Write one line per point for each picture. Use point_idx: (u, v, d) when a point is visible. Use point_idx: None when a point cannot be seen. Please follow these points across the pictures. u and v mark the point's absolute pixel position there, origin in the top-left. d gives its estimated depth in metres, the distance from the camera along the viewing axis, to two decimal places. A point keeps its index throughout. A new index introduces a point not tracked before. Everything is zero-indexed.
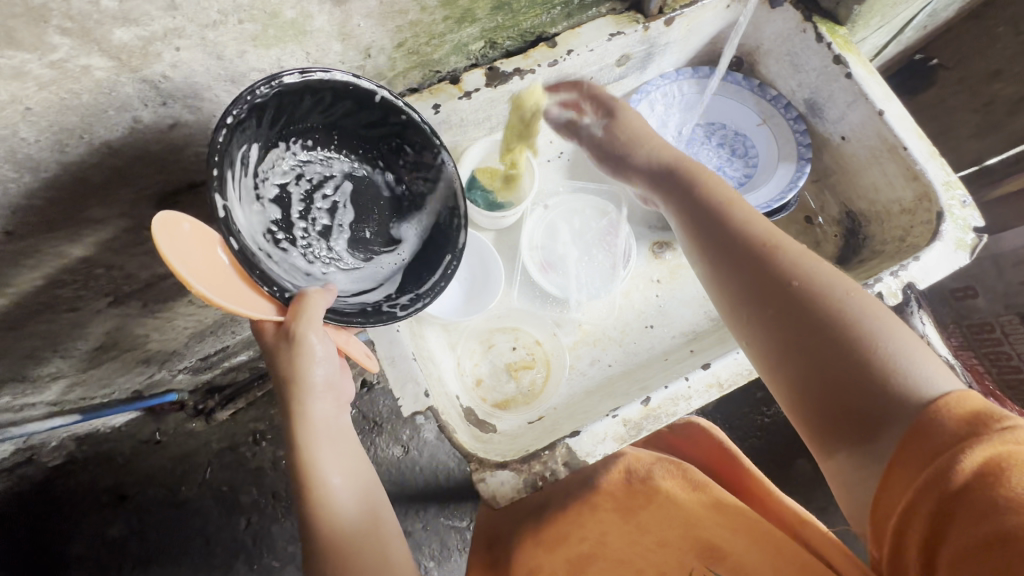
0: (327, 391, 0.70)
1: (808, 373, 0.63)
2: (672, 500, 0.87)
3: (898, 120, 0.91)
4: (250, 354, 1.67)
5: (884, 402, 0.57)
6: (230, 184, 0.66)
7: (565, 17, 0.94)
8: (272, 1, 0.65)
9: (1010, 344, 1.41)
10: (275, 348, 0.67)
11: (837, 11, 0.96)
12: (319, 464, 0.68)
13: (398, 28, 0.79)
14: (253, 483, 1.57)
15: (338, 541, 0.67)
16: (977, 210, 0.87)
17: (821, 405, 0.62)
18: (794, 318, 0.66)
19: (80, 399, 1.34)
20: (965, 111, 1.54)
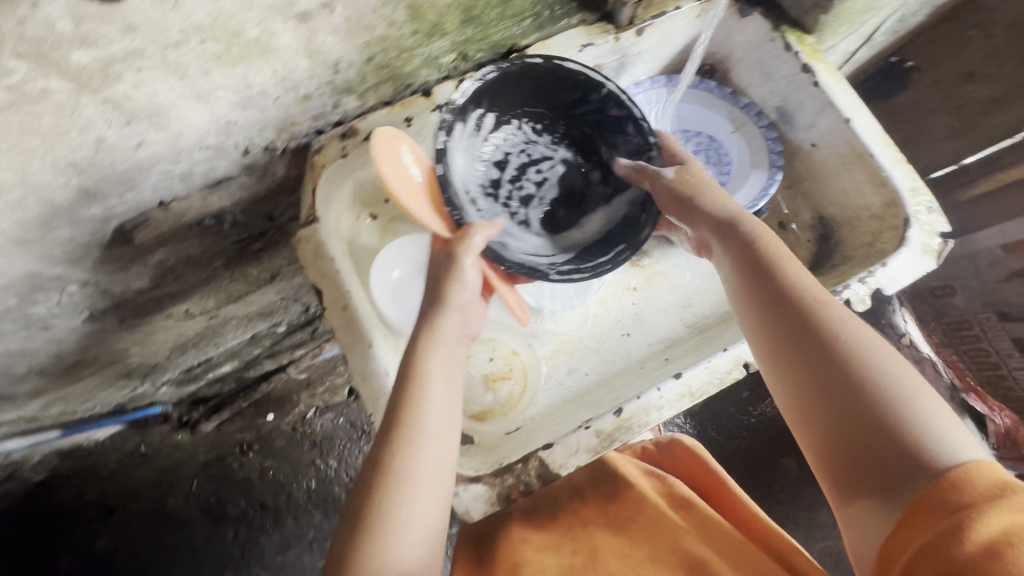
0: (447, 356, 0.77)
1: (840, 426, 0.67)
2: (659, 512, 0.93)
3: (866, 128, 0.93)
4: (235, 364, 1.68)
5: (909, 462, 0.62)
6: (456, 131, 0.84)
7: (536, 29, 0.94)
8: (234, 21, 0.64)
9: (988, 339, 1.56)
10: (438, 273, 0.79)
11: (805, 19, 0.97)
12: (411, 437, 0.69)
13: (367, 42, 0.79)
14: (240, 495, 1.66)
15: (390, 535, 0.65)
16: (943, 215, 0.89)
17: (848, 455, 0.66)
18: (836, 373, 0.69)
19: (61, 418, 1.43)
20: (937, 114, 1.51)
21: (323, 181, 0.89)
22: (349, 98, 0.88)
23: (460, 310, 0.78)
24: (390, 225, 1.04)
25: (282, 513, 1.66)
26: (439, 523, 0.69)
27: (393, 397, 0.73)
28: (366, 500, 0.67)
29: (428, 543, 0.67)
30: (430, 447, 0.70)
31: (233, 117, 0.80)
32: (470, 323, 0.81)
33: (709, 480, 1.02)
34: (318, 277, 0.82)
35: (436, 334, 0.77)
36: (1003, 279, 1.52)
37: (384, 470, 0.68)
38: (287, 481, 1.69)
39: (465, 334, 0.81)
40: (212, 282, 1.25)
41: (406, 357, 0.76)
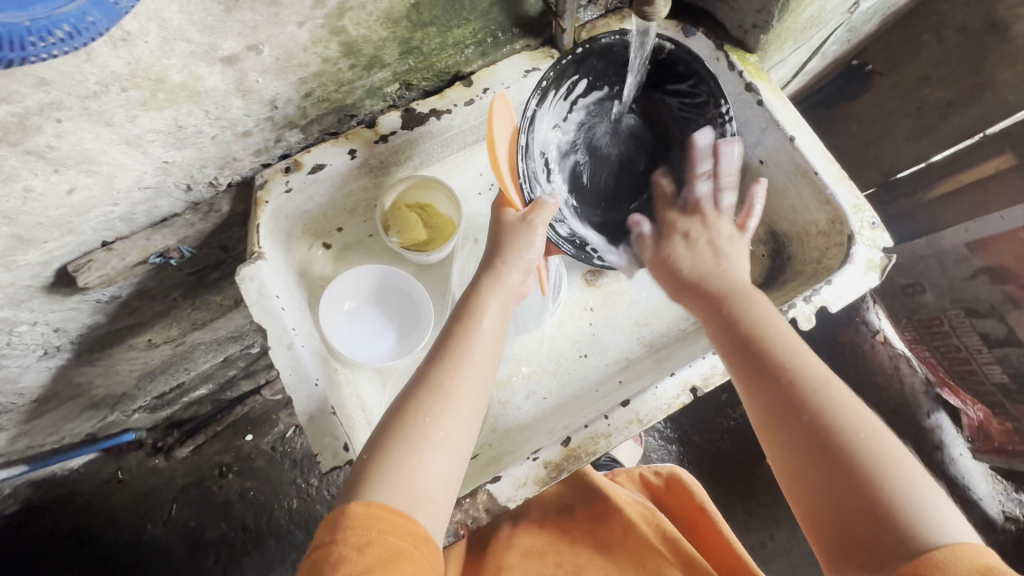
0: (504, 307, 0.80)
1: (820, 491, 0.61)
2: (644, 542, 0.89)
3: (809, 146, 0.95)
4: (210, 387, 1.59)
5: (893, 538, 0.55)
6: (547, 99, 0.86)
7: (480, 55, 0.94)
8: (155, 68, 0.64)
9: (959, 337, 1.33)
10: (506, 222, 0.83)
11: (746, 40, 0.97)
12: (460, 368, 0.71)
13: (302, 79, 0.79)
14: (220, 518, 1.57)
15: (421, 449, 0.64)
16: (886, 230, 0.90)
17: (829, 522, 0.60)
18: (807, 433, 0.64)
19: (26, 452, 1.30)
20: (899, 115, 1.47)
21: (266, 217, 0.87)
22: (292, 131, 0.88)
23: (525, 267, 0.81)
24: (343, 253, 1.02)
25: (265, 535, 1.58)
26: (462, 467, 0.67)
27: (448, 333, 0.76)
28: (405, 408, 0.68)
29: (450, 479, 0.65)
30: (473, 386, 0.71)
31: (169, 157, 0.79)
32: (527, 281, 0.84)
33: (705, 525, 0.96)
34: (261, 316, 0.81)
35: (497, 285, 0.80)
36: (967, 277, 1.30)
37: (430, 387, 0.69)
38: (267, 501, 1.60)
39: (522, 290, 0.84)
40: (172, 312, 1.22)
41: (463, 303, 0.80)
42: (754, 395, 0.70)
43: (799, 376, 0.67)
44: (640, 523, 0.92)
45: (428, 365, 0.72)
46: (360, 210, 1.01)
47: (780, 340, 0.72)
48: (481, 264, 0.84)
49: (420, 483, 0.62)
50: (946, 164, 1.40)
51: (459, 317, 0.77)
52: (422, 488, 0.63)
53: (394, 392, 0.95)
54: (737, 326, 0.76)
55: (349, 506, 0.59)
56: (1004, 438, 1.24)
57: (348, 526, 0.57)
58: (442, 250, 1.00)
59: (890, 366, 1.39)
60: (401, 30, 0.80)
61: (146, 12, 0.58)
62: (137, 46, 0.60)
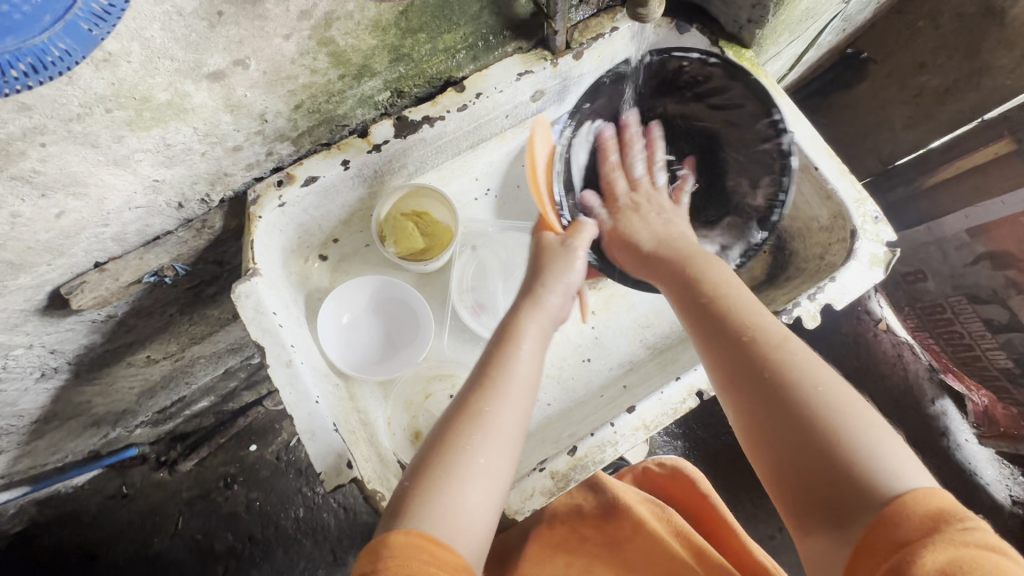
0: (543, 329, 0.78)
1: (784, 447, 0.59)
2: (655, 537, 0.88)
3: (809, 141, 0.93)
4: (212, 400, 1.58)
5: (856, 489, 0.54)
6: (581, 128, 0.94)
7: (471, 60, 0.92)
8: (140, 88, 0.62)
9: (961, 323, 1.33)
10: (547, 251, 0.85)
11: (741, 34, 0.95)
12: (502, 394, 0.69)
13: (291, 91, 0.77)
14: (226, 529, 1.56)
15: (460, 478, 0.63)
16: (889, 224, 0.89)
17: (798, 480, 0.58)
18: (767, 389, 0.62)
19: (31, 471, 1.29)
20: (896, 103, 1.41)
21: (259, 231, 0.85)
22: (283, 144, 0.86)
23: (559, 290, 0.82)
24: (339, 265, 1.01)
25: (272, 547, 1.56)
26: (500, 496, 0.66)
27: (487, 357, 0.74)
28: (444, 436, 0.67)
29: (489, 507, 0.64)
30: (514, 413, 0.69)
31: (159, 176, 0.77)
32: (564, 305, 0.83)
33: (708, 510, 0.96)
34: (259, 333, 0.80)
35: (538, 308, 0.80)
36: (969, 263, 1.30)
37: (471, 416, 0.67)
38: (274, 511, 1.59)
39: (560, 315, 0.83)
40: (171, 328, 1.20)
41: (500, 328, 0.78)
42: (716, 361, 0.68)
43: (758, 335, 0.66)
44: (649, 519, 0.91)
45: (469, 391, 0.71)
46: (355, 221, 1.00)
47: (738, 300, 0.71)
48: (519, 290, 0.83)
49: (460, 515, 0.60)
50: (945, 151, 1.37)
51: (499, 337, 0.77)
52: (462, 518, 0.61)
53: (397, 404, 0.95)
54: (694, 290, 0.74)
55: (390, 539, 0.57)
56: (1010, 423, 1.24)
57: (389, 558, 0.55)
58: (442, 256, 0.98)
59: (893, 354, 1.39)
60: (390, 38, 0.79)
61: (128, 31, 0.56)
62: (120, 66, 0.59)
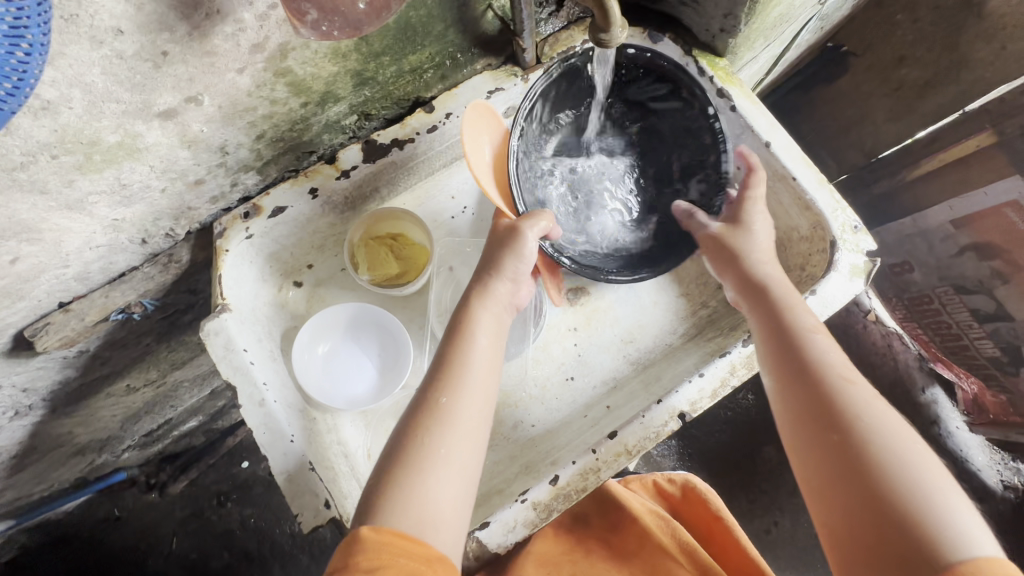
0: (497, 321, 0.78)
1: (851, 490, 0.58)
2: (661, 551, 0.88)
3: (785, 151, 0.92)
4: (200, 419, 1.52)
5: (924, 546, 0.52)
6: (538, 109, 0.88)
7: (439, 79, 0.90)
8: (87, 132, 0.60)
9: (948, 313, 1.29)
10: (495, 239, 0.82)
11: (715, 43, 0.94)
12: (459, 387, 0.69)
13: (251, 122, 0.75)
14: (221, 547, 1.50)
15: (424, 473, 0.62)
16: (869, 233, 0.88)
17: (856, 527, 0.57)
18: (843, 428, 0.62)
19: (14, 502, 1.24)
20: (876, 96, 1.39)
21: (228, 265, 0.84)
22: (247, 174, 0.84)
23: (513, 280, 0.80)
24: (316, 290, 0.97)
25: (269, 561, 1.49)
26: (469, 488, 0.65)
27: (443, 352, 0.74)
28: (403, 433, 0.66)
29: (461, 481, 0.64)
30: (474, 407, 0.68)
31: (118, 215, 0.75)
32: (518, 293, 0.82)
33: (716, 527, 0.95)
34: (230, 373, 0.78)
35: (488, 299, 0.78)
36: (954, 254, 1.25)
37: (427, 412, 0.67)
38: (268, 527, 1.52)
39: (513, 303, 0.82)
40: (147, 357, 1.16)
41: (454, 322, 0.77)
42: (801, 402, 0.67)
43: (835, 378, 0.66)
44: (655, 531, 0.91)
45: (425, 386, 0.70)
46: (329, 245, 0.97)
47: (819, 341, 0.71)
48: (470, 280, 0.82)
49: (426, 506, 0.60)
50: (928, 142, 1.30)
51: (458, 320, 0.77)
52: (428, 512, 0.60)
53: (378, 432, 0.93)
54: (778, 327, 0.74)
55: (358, 533, 0.57)
56: (999, 410, 1.22)
57: (359, 551, 0.55)
58: (417, 280, 0.96)
59: (882, 344, 1.36)
60: (352, 63, 0.76)
61: (66, 77, 0.54)
62: (61, 113, 0.57)
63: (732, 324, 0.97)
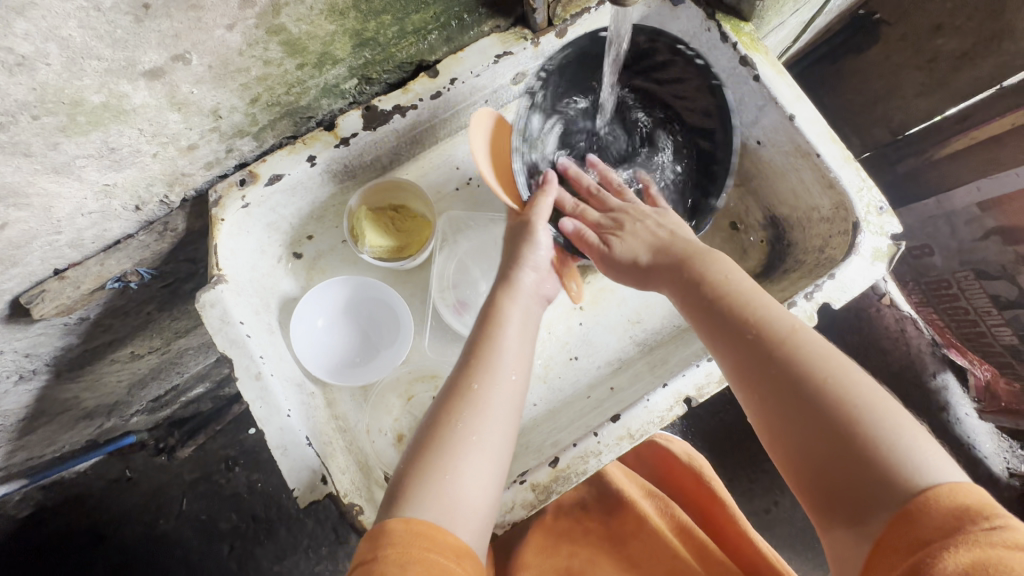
0: (527, 307, 0.76)
1: (812, 449, 0.56)
2: (658, 534, 0.86)
3: (811, 125, 0.86)
4: (206, 386, 1.52)
5: (887, 485, 0.52)
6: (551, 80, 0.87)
7: (445, 41, 0.84)
8: (68, 91, 0.57)
9: (967, 299, 1.24)
10: (516, 229, 0.81)
11: (741, 6, 0.88)
12: (491, 373, 0.67)
13: (245, 84, 0.71)
14: (230, 510, 1.52)
15: (458, 463, 0.61)
16: (895, 215, 0.83)
17: (823, 482, 0.56)
18: (787, 387, 0.59)
19: (27, 462, 1.26)
20: (907, 68, 1.26)
21: (223, 235, 0.80)
22: (243, 140, 0.80)
23: (538, 268, 0.78)
24: (316, 262, 0.96)
25: (275, 524, 1.51)
26: (501, 481, 0.65)
27: (473, 340, 0.72)
28: (434, 418, 0.65)
29: (489, 488, 0.62)
30: (506, 401, 0.67)
31: (109, 180, 0.72)
32: (544, 284, 0.80)
33: (708, 498, 0.93)
34: (226, 346, 0.77)
35: (517, 292, 0.76)
36: (977, 238, 1.19)
37: (459, 396, 0.66)
38: (275, 492, 1.54)
39: (541, 294, 0.80)
40: (151, 325, 1.14)
41: (484, 309, 0.76)
42: (735, 364, 0.64)
43: (765, 332, 0.63)
44: (653, 516, 0.89)
45: (458, 370, 0.69)
46: (329, 216, 0.95)
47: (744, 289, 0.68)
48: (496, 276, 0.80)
49: (456, 496, 0.60)
50: (958, 120, 1.24)
51: (485, 313, 0.75)
52: (460, 497, 0.60)
53: (379, 407, 0.92)
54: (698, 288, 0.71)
55: (388, 523, 0.56)
56: (1012, 399, 1.17)
57: (387, 542, 0.54)
58: (420, 253, 0.93)
59: (896, 329, 1.26)
60: (350, 22, 0.72)
61: (40, 31, 0.51)
62: (38, 69, 0.54)
63: None
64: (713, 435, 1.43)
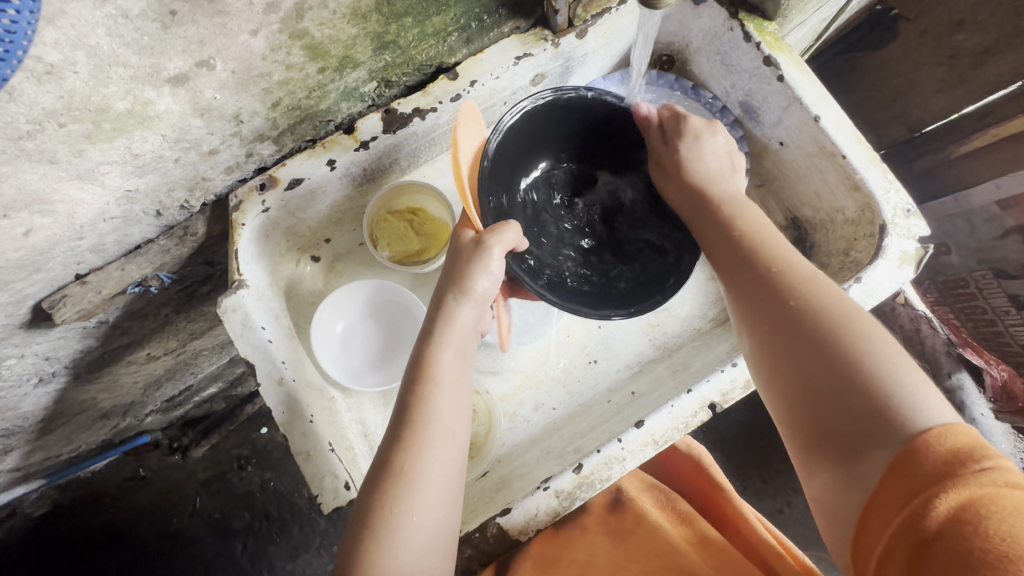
0: (459, 353, 0.71)
1: (810, 387, 0.58)
2: (657, 529, 0.85)
3: (836, 125, 0.84)
4: (220, 386, 1.53)
5: (881, 425, 0.52)
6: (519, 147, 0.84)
7: (464, 43, 0.83)
8: (94, 99, 0.57)
9: (985, 299, 1.21)
10: (457, 258, 0.74)
11: (764, 5, 0.86)
12: (422, 446, 0.62)
13: (267, 89, 0.70)
14: (243, 508, 1.52)
15: (393, 545, 0.57)
16: (923, 218, 0.81)
17: (823, 423, 0.56)
18: (794, 322, 0.61)
19: (44, 462, 1.26)
20: (928, 66, 1.23)
21: (244, 240, 0.80)
22: (263, 144, 0.79)
23: (477, 302, 0.72)
24: (333, 266, 0.96)
25: (288, 523, 1.52)
26: (446, 533, 0.62)
27: (403, 400, 0.67)
28: (367, 502, 0.61)
29: (433, 547, 0.60)
30: (445, 463, 0.63)
31: (131, 186, 0.72)
32: (480, 321, 0.75)
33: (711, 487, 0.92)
34: (248, 351, 0.77)
35: (449, 330, 0.71)
36: (998, 237, 1.18)
37: (392, 476, 0.61)
38: (288, 491, 1.54)
39: (476, 329, 0.75)
40: (167, 327, 1.14)
41: (413, 363, 0.69)
42: (752, 304, 0.67)
43: (779, 275, 0.66)
44: (652, 512, 0.88)
45: (386, 446, 0.64)
46: (347, 219, 0.94)
47: (771, 239, 0.71)
48: (432, 303, 0.74)
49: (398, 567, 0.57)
50: (981, 117, 1.21)
51: (415, 368, 0.69)
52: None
53: (397, 411, 0.92)
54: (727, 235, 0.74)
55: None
56: None
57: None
58: (439, 257, 0.92)
59: (910, 329, 1.27)
60: (372, 25, 0.71)
61: (68, 39, 0.51)
62: (66, 78, 0.54)
63: None
64: (729, 436, 1.42)
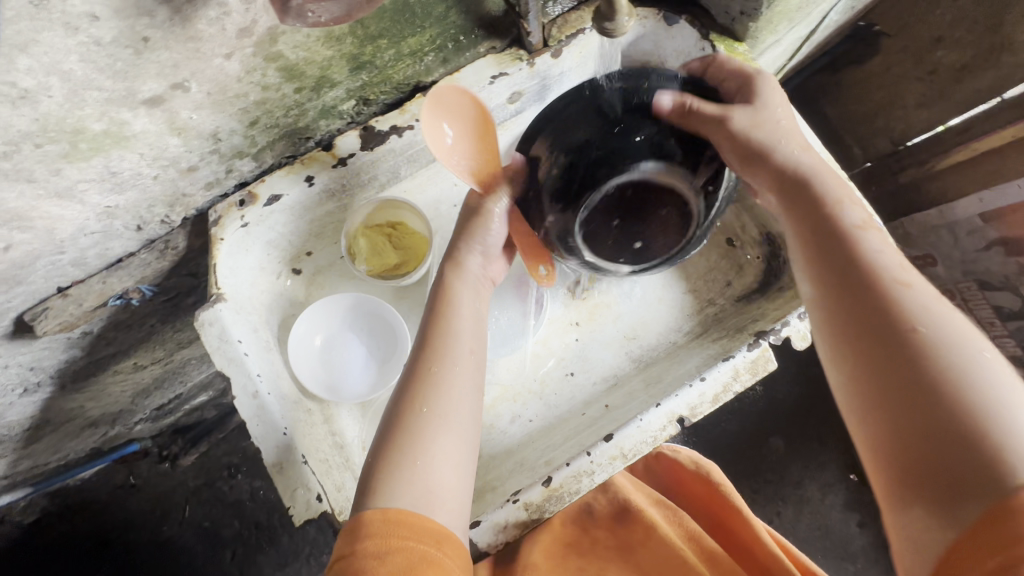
0: (476, 290, 0.76)
1: (897, 397, 0.54)
2: (666, 542, 0.86)
3: (805, 144, 0.86)
4: (210, 395, 1.54)
5: (980, 467, 0.48)
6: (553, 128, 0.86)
7: (441, 62, 0.85)
8: (70, 121, 0.59)
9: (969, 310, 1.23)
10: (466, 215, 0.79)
11: (734, 27, 0.88)
12: (450, 357, 0.68)
13: (243, 109, 0.72)
14: (232, 517, 1.52)
15: (425, 446, 0.63)
16: (890, 235, 0.83)
17: (907, 442, 0.53)
18: (886, 325, 0.57)
19: (31, 469, 1.27)
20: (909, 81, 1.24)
21: (222, 254, 0.82)
22: (242, 160, 0.81)
23: (485, 248, 0.78)
24: (315, 277, 0.97)
25: (277, 532, 1.52)
26: (469, 455, 0.66)
27: (426, 325, 0.72)
28: (395, 412, 0.66)
29: (460, 470, 0.64)
30: (467, 379, 0.68)
31: (111, 202, 0.73)
32: (490, 266, 0.80)
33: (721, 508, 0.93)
34: (224, 363, 0.78)
35: (462, 270, 0.76)
36: (981, 249, 1.19)
37: (421, 381, 0.66)
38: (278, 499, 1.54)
39: (486, 275, 0.80)
40: (154, 337, 1.15)
41: (435, 289, 0.76)
42: (831, 294, 0.62)
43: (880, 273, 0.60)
44: (661, 523, 0.88)
45: (413, 357, 0.70)
46: (327, 233, 0.96)
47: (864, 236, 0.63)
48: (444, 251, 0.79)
49: (430, 479, 0.61)
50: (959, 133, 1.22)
51: (438, 292, 0.75)
52: (431, 485, 0.61)
53: (375, 422, 0.93)
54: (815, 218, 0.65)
55: (364, 515, 0.58)
56: None
57: (366, 534, 0.57)
58: (417, 270, 0.94)
59: None
60: (347, 47, 0.73)
61: (42, 66, 0.53)
62: (40, 101, 0.56)
63: (734, 327, 0.94)
64: (718, 446, 1.42)
